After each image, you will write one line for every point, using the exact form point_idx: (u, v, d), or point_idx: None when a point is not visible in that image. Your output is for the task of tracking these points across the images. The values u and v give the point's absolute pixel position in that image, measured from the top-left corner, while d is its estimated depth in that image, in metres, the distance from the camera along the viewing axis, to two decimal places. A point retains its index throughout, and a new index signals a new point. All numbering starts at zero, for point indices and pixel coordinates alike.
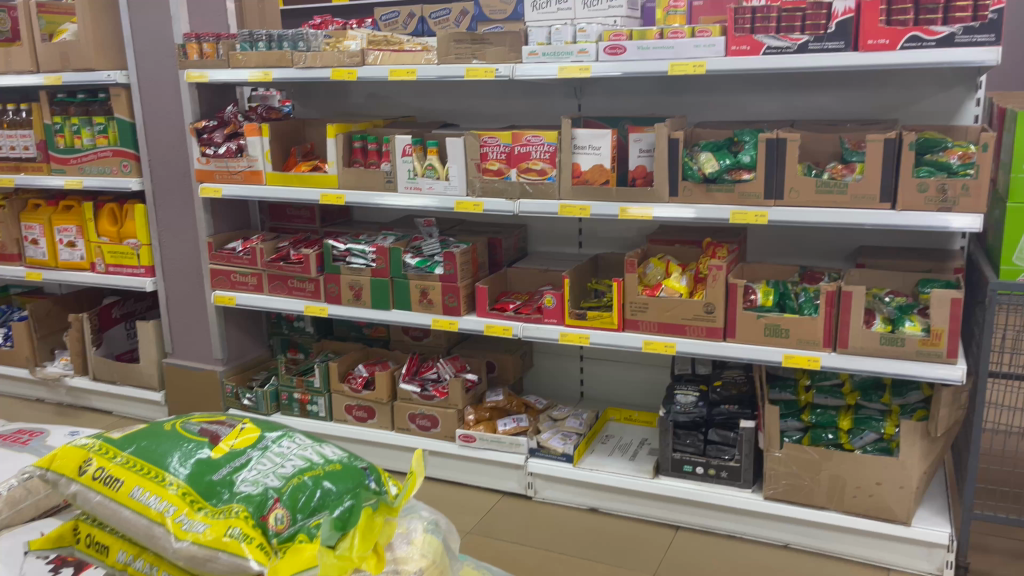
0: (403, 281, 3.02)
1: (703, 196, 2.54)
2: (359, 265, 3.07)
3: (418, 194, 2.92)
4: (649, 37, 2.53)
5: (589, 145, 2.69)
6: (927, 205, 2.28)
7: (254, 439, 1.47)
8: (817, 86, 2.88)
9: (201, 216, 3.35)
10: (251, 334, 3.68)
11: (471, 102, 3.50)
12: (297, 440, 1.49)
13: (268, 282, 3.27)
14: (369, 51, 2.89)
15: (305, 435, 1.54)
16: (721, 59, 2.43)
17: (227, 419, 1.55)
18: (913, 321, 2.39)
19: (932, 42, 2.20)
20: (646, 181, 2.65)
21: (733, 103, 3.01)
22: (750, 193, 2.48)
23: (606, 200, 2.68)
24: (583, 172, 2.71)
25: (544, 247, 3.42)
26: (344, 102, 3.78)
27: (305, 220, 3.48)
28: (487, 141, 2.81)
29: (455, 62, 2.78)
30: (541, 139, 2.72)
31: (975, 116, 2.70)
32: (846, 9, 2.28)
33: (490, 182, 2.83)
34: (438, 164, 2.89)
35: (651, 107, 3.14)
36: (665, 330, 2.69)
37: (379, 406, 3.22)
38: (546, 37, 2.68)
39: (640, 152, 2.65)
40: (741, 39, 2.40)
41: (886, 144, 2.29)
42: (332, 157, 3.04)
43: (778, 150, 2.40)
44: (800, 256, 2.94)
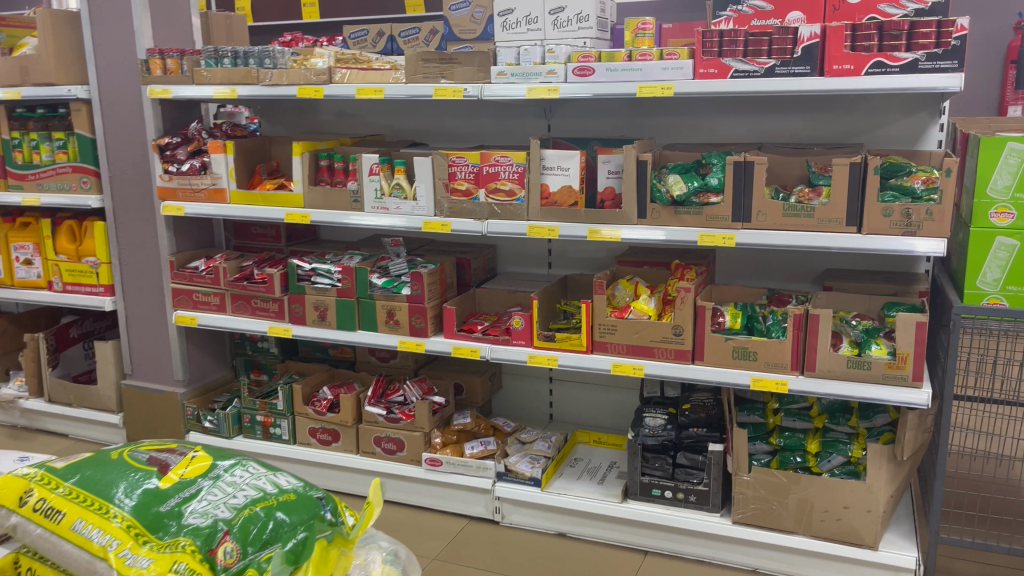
0: (370, 302, 2.97)
1: (671, 218, 2.54)
2: (324, 285, 3.03)
3: (386, 214, 2.89)
4: (617, 59, 2.53)
5: (558, 166, 2.66)
6: (892, 229, 2.30)
7: (205, 468, 1.42)
8: (784, 110, 2.89)
9: (163, 234, 3.28)
10: (214, 354, 3.60)
11: (441, 122, 3.48)
12: (250, 469, 1.45)
13: (231, 301, 3.21)
14: (336, 69, 2.86)
15: (259, 463, 1.49)
16: (689, 82, 2.43)
17: (178, 447, 1.50)
18: (879, 344, 2.40)
19: (896, 68, 2.22)
20: (615, 203, 2.66)
21: (701, 126, 3.02)
22: (718, 216, 2.48)
23: (575, 221, 2.66)
24: (552, 193, 2.69)
25: (513, 268, 3.39)
26: (312, 119, 3.74)
27: (271, 239, 3.42)
28: (456, 161, 2.78)
29: (423, 81, 2.76)
30: (509, 160, 2.70)
31: (938, 141, 2.73)
32: (812, 34, 2.29)
33: (458, 202, 2.80)
34: (405, 184, 2.86)
35: (620, 129, 3.14)
36: (634, 352, 2.67)
37: (344, 429, 3.16)
38: (515, 58, 2.66)
39: (609, 174, 2.65)
40: (708, 62, 2.41)
41: (852, 168, 2.30)
42: (298, 176, 3.00)
43: (745, 174, 2.41)
44: (768, 278, 2.94)
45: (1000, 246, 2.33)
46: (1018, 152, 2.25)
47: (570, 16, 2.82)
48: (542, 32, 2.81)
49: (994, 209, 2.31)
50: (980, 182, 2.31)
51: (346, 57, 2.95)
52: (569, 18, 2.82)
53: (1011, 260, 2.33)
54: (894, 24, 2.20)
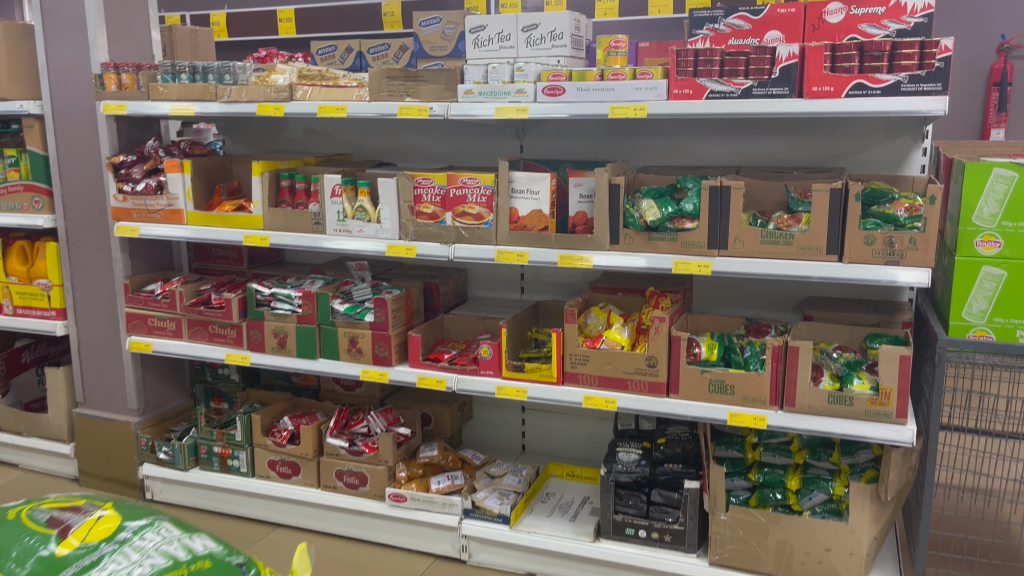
0: (331, 328, 2.84)
1: (644, 244, 2.42)
2: (284, 311, 2.90)
3: (348, 237, 2.76)
4: (588, 78, 2.42)
5: (528, 189, 2.54)
6: (874, 258, 2.19)
7: (110, 532, 1.33)
8: (763, 133, 2.80)
9: (117, 255, 3.14)
10: (172, 381, 3.45)
11: (411, 141, 3.36)
12: (162, 531, 1.36)
13: (187, 327, 3.06)
14: (298, 86, 2.75)
15: (173, 523, 1.41)
16: (663, 103, 2.33)
17: (84, 506, 1.39)
18: (862, 378, 2.28)
19: (878, 90, 2.13)
20: (587, 228, 2.54)
21: (678, 147, 2.92)
22: (693, 242, 2.37)
23: (545, 247, 2.54)
24: (521, 217, 2.57)
25: (484, 292, 3.26)
26: (279, 137, 3.62)
27: (232, 261, 3.29)
28: (422, 183, 2.66)
29: (387, 99, 2.64)
30: (477, 182, 2.58)
31: (921, 166, 2.64)
32: (791, 54, 2.19)
33: (423, 225, 2.67)
34: (369, 206, 2.74)
35: (595, 150, 3.03)
36: (606, 385, 2.54)
37: (304, 462, 3.01)
38: (483, 76, 2.55)
39: (581, 198, 2.53)
40: (683, 82, 2.31)
41: (832, 195, 2.19)
42: (257, 197, 2.87)
43: (722, 199, 2.30)
44: (747, 306, 2.84)
45: (986, 276, 2.23)
46: (1005, 178, 2.15)
47: (544, 34, 2.77)
48: (515, 50, 2.71)
49: (980, 237, 2.21)
50: (966, 210, 2.21)
51: (310, 74, 2.83)
52: (543, 36, 2.78)
53: (998, 291, 2.23)
54: (875, 45, 2.11)
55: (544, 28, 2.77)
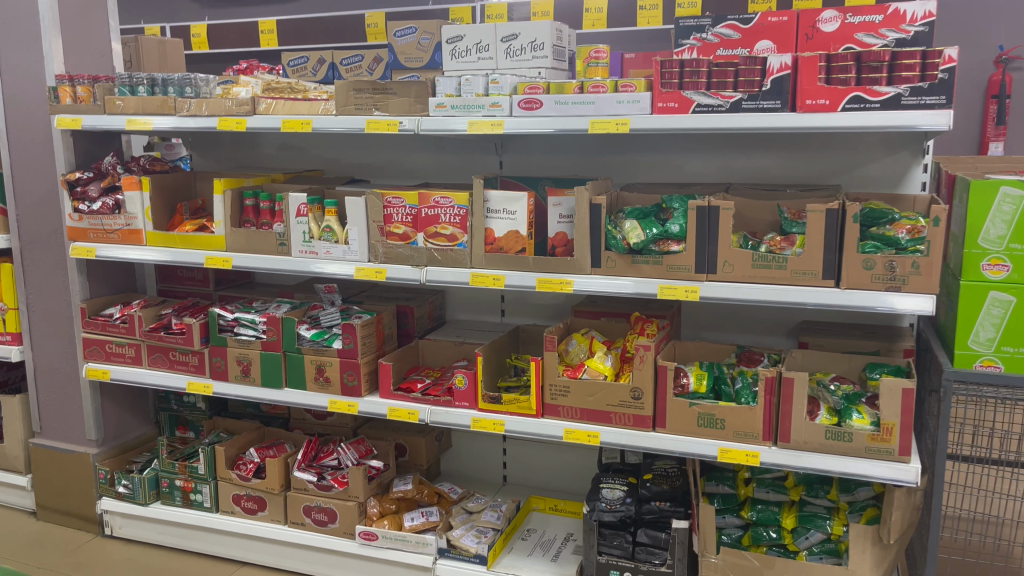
0: (297, 356, 2.68)
1: (628, 268, 2.26)
2: (248, 337, 2.73)
3: (314, 259, 2.60)
4: (567, 91, 2.27)
5: (504, 209, 2.38)
6: (874, 283, 2.04)
7: None
8: (755, 148, 2.65)
9: (74, 278, 2.97)
10: (135, 409, 3.28)
11: (387, 157, 3.21)
12: None
13: (147, 353, 2.89)
14: (260, 99, 2.59)
15: None
16: (647, 117, 2.18)
17: None
18: (861, 413, 2.13)
19: (876, 104, 1.98)
20: (567, 249, 2.38)
21: (666, 163, 2.77)
22: (679, 266, 2.21)
23: (522, 270, 2.38)
24: (496, 238, 2.41)
25: (463, 315, 3.10)
26: (251, 152, 3.46)
27: (198, 283, 3.12)
28: (392, 202, 2.50)
29: (355, 113, 2.48)
30: (450, 201, 2.42)
31: (922, 183, 2.49)
32: (783, 65, 2.04)
33: (393, 246, 2.51)
34: (337, 227, 2.57)
35: (579, 166, 2.88)
36: (587, 418, 2.38)
37: (270, 497, 2.83)
38: (456, 88, 2.40)
39: (560, 218, 2.39)
40: (668, 95, 2.16)
41: (828, 215, 2.04)
42: (219, 216, 2.70)
43: (710, 220, 2.15)
44: (740, 331, 2.68)
45: (993, 302, 2.07)
46: (1012, 198, 2.00)
47: (524, 44, 2.64)
48: (493, 61, 2.56)
49: (986, 260, 2.06)
50: (971, 231, 2.06)
51: (275, 86, 2.68)
52: (523, 47, 2.64)
53: (1006, 318, 2.07)
54: (873, 55, 1.96)
55: (524, 39, 2.63)
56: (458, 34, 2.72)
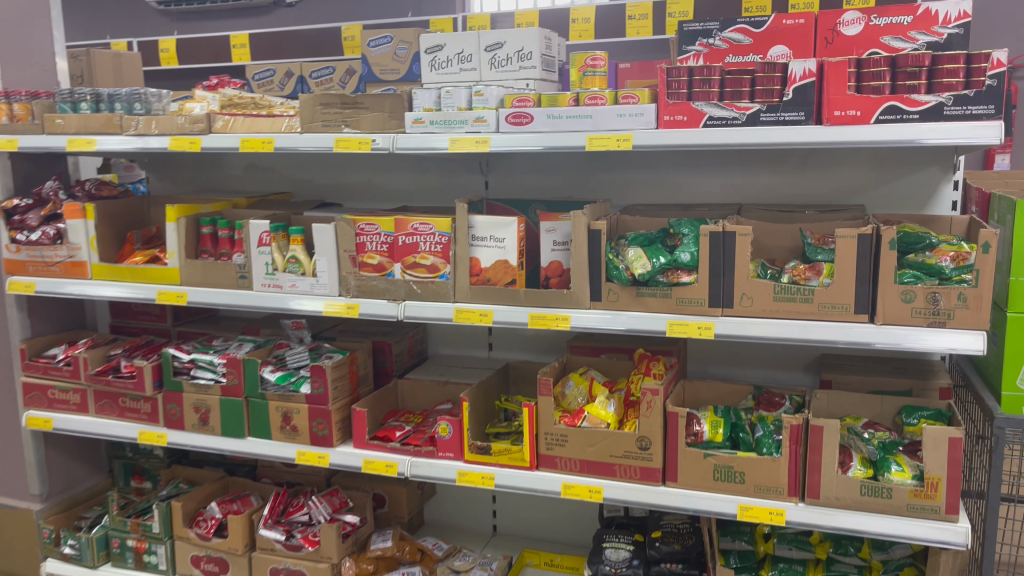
0: (261, 402, 2.39)
1: (632, 301, 2.01)
2: (205, 381, 2.44)
3: (279, 293, 2.32)
4: (561, 104, 2.02)
5: (491, 236, 2.12)
6: (914, 319, 1.79)
7: None
8: (765, 166, 2.41)
9: (13, 315, 2.68)
10: (85, 458, 2.98)
11: (361, 177, 2.94)
12: None
13: (94, 400, 2.60)
14: (217, 115, 2.33)
15: None
16: (651, 132, 1.92)
17: None
18: (901, 466, 1.86)
19: (915, 115, 1.73)
20: (563, 280, 2.12)
21: (668, 182, 2.53)
22: (691, 298, 1.95)
23: (512, 304, 2.11)
24: (482, 268, 2.14)
25: (446, 349, 2.83)
26: (213, 174, 3.18)
27: (155, 318, 2.83)
28: (364, 229, 2.22)
29: (322, 131, 2.20)
30: (430, 228, 2.15)
31: (953, 202, 2.26)
32: (807, 72, 1.80)
33: (366, 278, 2.23)
34: (304, 256, 2.30)
35: (571, 186, 2.63)
36: (589, 470, 2.11)
37: (233, 558, 2.53)
38: (436, 102, 2.13)
39: (555, 246, 2.12)
40: (675, 107, 1.91)
41: (859, 241, 1.80)
42: (173, 246, 2.43)
43: (727, 247, 1.89)
44: (752, 366, 2.43)
45: None
46: None
47: (510, 54, 2.39)
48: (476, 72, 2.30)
49: None
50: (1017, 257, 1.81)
51: (235, 102, 2.40)
52: (508, 57, 2.39)
53: None
54: (911, 59, 1.72)
55: (510, 48, 2.39)
56: (437, 44, 2.47)
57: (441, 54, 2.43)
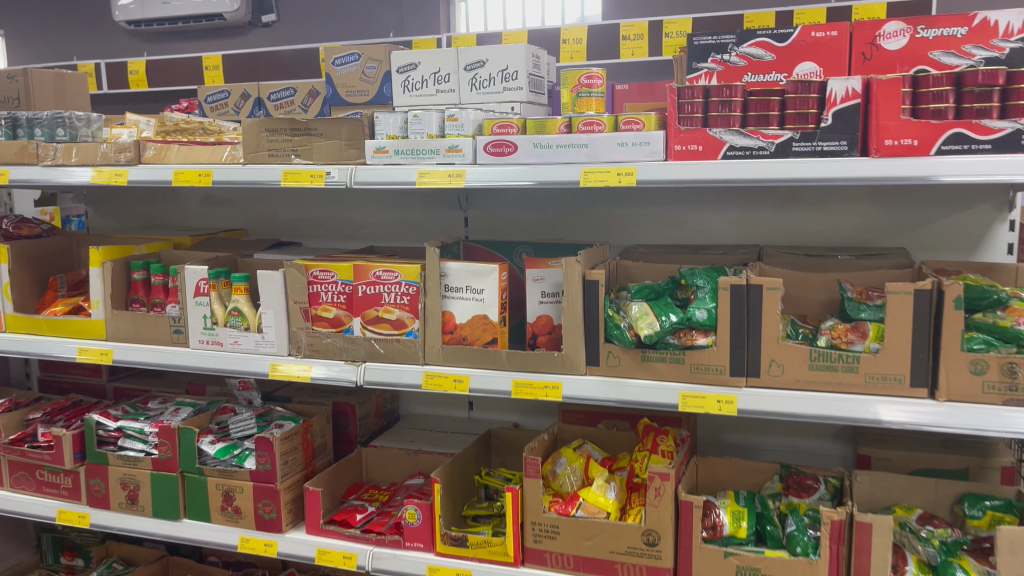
0: (198, 479, 2.03)
1: (636, 366, 1.67)
2: (134, 453, 2.08)
3: (220, 351, 1.97)
4: (550, 130, 1.69)
5: (467, 286, 1.77)
6: (985, 394, 1.45)
7: None
8: (785, 201, 2.10)
9: None
10: (8, 533, 2.62)
11: (326, 212, 2.61)
12: None
13: (9, 472, 2.25)
14: (147, 142, 1.98)
15: None
16: (659, 164, 1.60)
17: None
18: (969, 571, 1.51)
19: (986, 144, 1.41)
20: (552, 339, 1.78)
21: (674, 219, 2.21)
22: (708, 365, 1.61)
23: (494, 368, 1.76)
24: (457, 324, 1.79)
25: (421, 409, 2.48)
26: (163, 209, 2.85)
27: (88, 373, 2.48)
28: (318, 276, 1.87)
29: (269, 161, 1.86)
30: (394, 276, 1.81)
31: (1009, 245, 1.93)
32: (851, 92, 1.47)
33: (319, 335, 1.88)
34: (248, 308, 1.95)
35: (563, 223, 2.31)
36: (585, 568, 1.75)
37: None
38: (401, 128, 1.79)
39: (543, 297, 1.77)
40: (688, 135, 1.58)
41: (916, 297, 1.47)
42: (96, 295, 2.06)
43: (753, 302, 1.56)
44: (774, 433, 2.08)
45: None
46: None
47: (492, 74, 2.07)
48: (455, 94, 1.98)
49: None
50: None
51: (182, 126, 2.09)
52: (491, 76, 2.08)
53: None
54: (980, 76, 1.41)
55: (493, 66, 2.07)
56: (411, 62, 2.17)
57: (416, 74, 2.13)
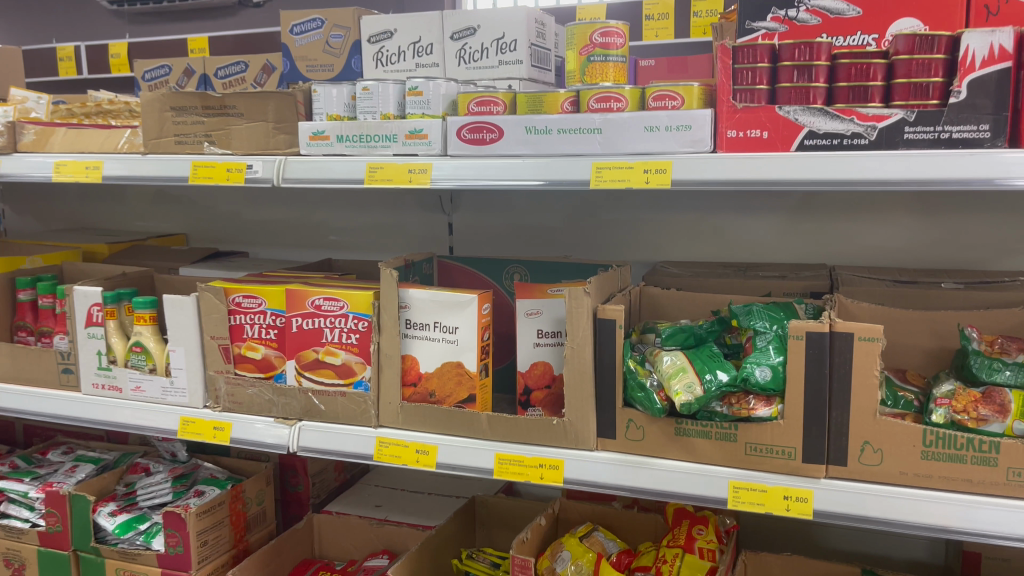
0: (94, 561, 1.56)
1: (667, 442, 1.18)
2: (18, 523, 1.62)
3: (117, 398, 1.50)
4: (549, 108, 1.21)
5: (436, 323, 1.29)
6: None
7: None
8: (859, 207, 1.63)
9: None
10: None
11: (285, 215, 2.15)
12: None
13: None
14: (24, 124, 1.52)
15: None
16: (704, 159, 1.11)
17: None
18: None
19: None
20: (551, 396, 1.30)
21: (713, 228, 1.74)
22: (769, 446, 1.12)
23: (470, 436, 1.28)
24: (422, 374, 1.31)
25: None
26: (97, 209, 2.39)
27: None
28: (242, 304, 1.40)
29: (175, 151, 1.40)
30: (339, 306, 1.34)
31: None
32: (998, 51, 0.98)
33: (242, 382, 1.42)
34: (154, 343, 1.49)
35: (572, 231, 1.84)
36: None
37: None
38: (348, 106, 1.32)
39: (539, 339, 1.30)
40: (746, 117, 1.10)
41: None
42: None
43: (839, 357, 1.08)
44: None
45: None
46: None
47: (485, 44, 1.57)
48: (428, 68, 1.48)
49: None
50: None
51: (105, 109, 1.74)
52: (483, 47, 1.58)
53: None
54: None
55: (486, 34, 1.58)
56: (385, 29, 1.69)
57: (390, 45, 1.66)
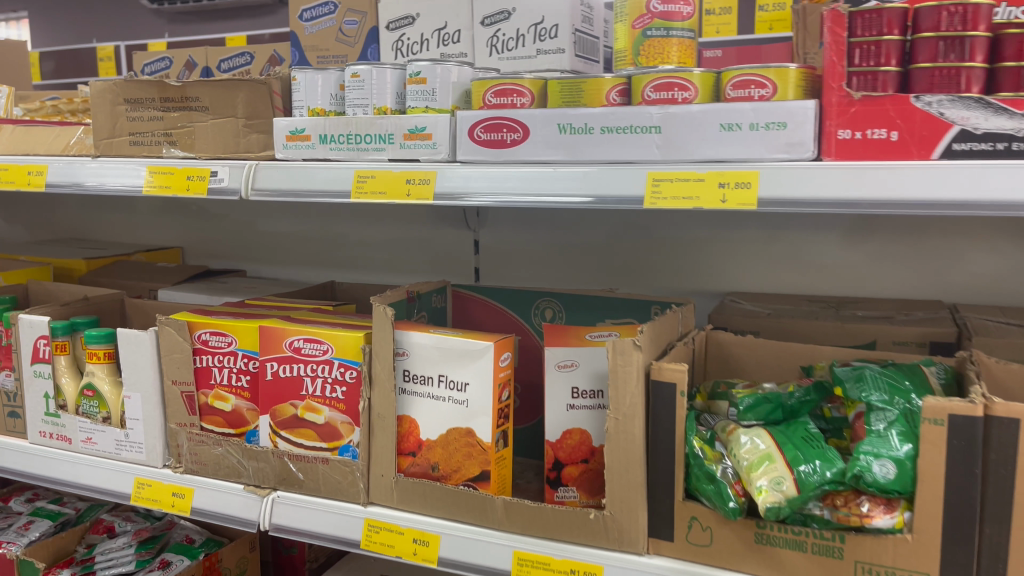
0: None
1: (743, 552, 0.87)
2: None
3: (67, 451, 1.25)
4: (592, 100, 0.93)
5: (441, 376, 1.00)
6: None
7: None
8: (986, 230, 1.30)
9: None
10: None
11: (293, 229, 1.89)
12: None
13: None
14: None
15: None
16: (805, 169, 0.79)
17: None
18: None
19: None
20: (588, 474, 1.00)
21: (795, 253, 1.42)
22: (890, 568, 0.81)
23: (483, 524, 0.99)
24: (423, 442, 1.02)
25: None
26: (98, 219, 2.17)
27: None
28: (208, 342, 1.13)
29: (130, 153, 1.16)
30: (322, 350, 1.06)
31: None
32: None
33: (207, 440, 1.15)
34: (109, 386, 1.22)
35: (620, 253, 1.54)
36: None
37: None
38: (336, 98, 1.06)
39: (575, 399, 0.99)
40: (864, 112, 0.79)
41: None
42: None
43: (996, 451, 0.76)
44: None
45: None
46: None
47: (520, 29, 1.23)
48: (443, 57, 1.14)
49: None
50: None
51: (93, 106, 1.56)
52: (519, 34, 1.24)
53: None
54: None
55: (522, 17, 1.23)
56: (408, 12, 1.36)
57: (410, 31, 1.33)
